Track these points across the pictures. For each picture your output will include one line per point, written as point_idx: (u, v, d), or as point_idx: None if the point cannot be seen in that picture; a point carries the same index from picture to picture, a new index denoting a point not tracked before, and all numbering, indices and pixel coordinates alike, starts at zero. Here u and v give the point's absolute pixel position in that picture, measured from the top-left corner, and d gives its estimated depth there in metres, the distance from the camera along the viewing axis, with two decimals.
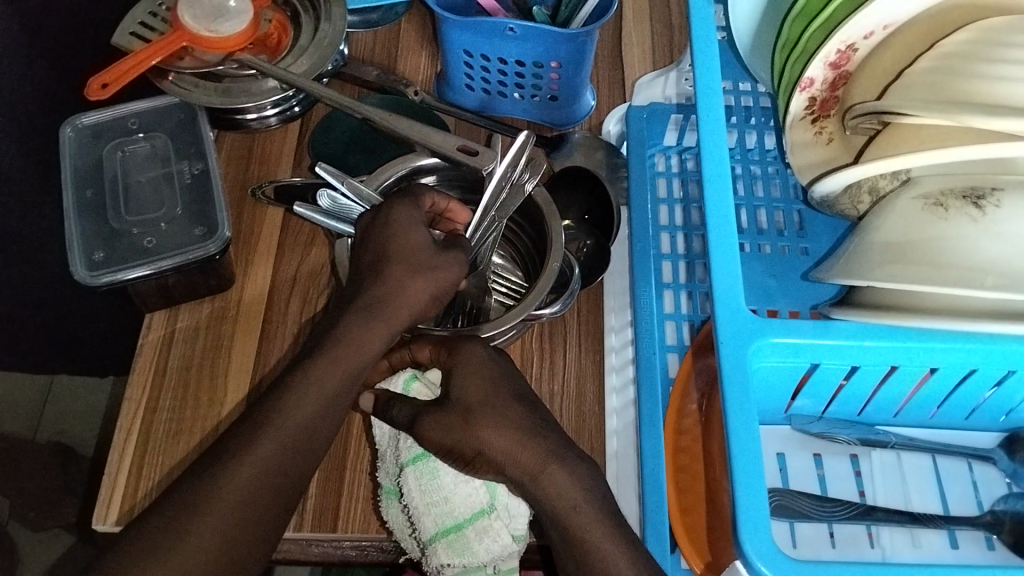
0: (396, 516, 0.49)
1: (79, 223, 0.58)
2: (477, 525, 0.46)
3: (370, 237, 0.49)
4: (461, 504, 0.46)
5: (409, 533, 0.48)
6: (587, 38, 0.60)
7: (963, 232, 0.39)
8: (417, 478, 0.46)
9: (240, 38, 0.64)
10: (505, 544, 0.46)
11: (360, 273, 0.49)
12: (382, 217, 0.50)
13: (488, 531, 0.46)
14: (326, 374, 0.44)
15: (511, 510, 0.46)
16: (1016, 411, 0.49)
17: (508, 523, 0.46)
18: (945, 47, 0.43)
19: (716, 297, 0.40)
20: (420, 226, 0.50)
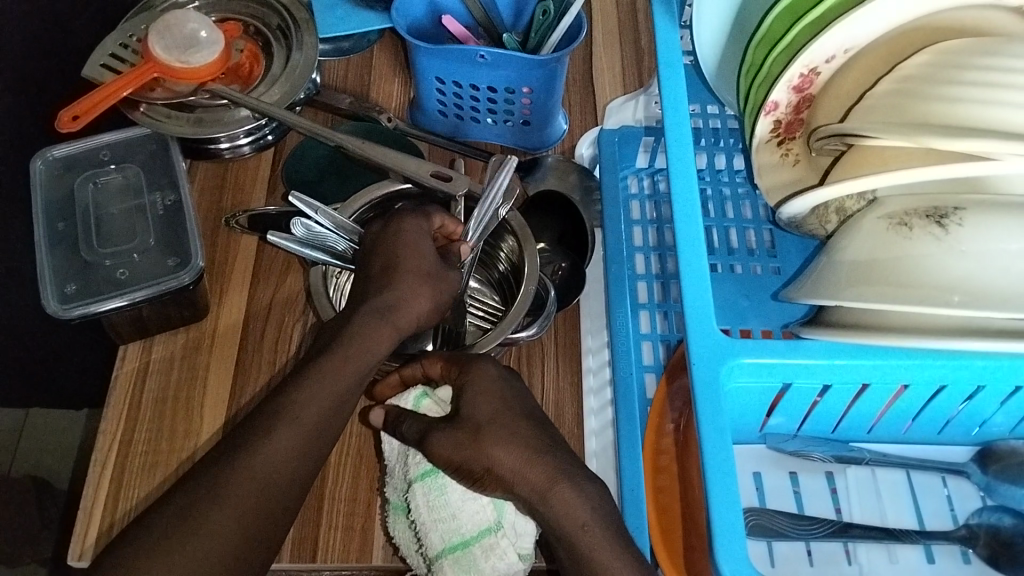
0: (405, 531, 0.48)
1: (51, 256, 0.58)
2: (484, 542, 0.44)
3: (379, 246, 0.51)
4: (466, 523, 0.44)
5: (415, 549, 0.48)
6: (557, 63, 0.61)
7: (927, 251, 0.39)
8: (426, 494, 0.45)
9: (210, 69, 0.64)
10: (511, 560, 0.44)
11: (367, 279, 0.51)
12: (392, 230, 0.52)
13: (495, 549, 0.44)
14: (305, 403, 0.44)
15: (518, 527, 0.45)
16: (988, 425, 0.49)
17: (514, 541, 0.45)
18: (905, 69, 0.44)
19: (688, 319, 0.41)
20: (426, 240, 0.52)
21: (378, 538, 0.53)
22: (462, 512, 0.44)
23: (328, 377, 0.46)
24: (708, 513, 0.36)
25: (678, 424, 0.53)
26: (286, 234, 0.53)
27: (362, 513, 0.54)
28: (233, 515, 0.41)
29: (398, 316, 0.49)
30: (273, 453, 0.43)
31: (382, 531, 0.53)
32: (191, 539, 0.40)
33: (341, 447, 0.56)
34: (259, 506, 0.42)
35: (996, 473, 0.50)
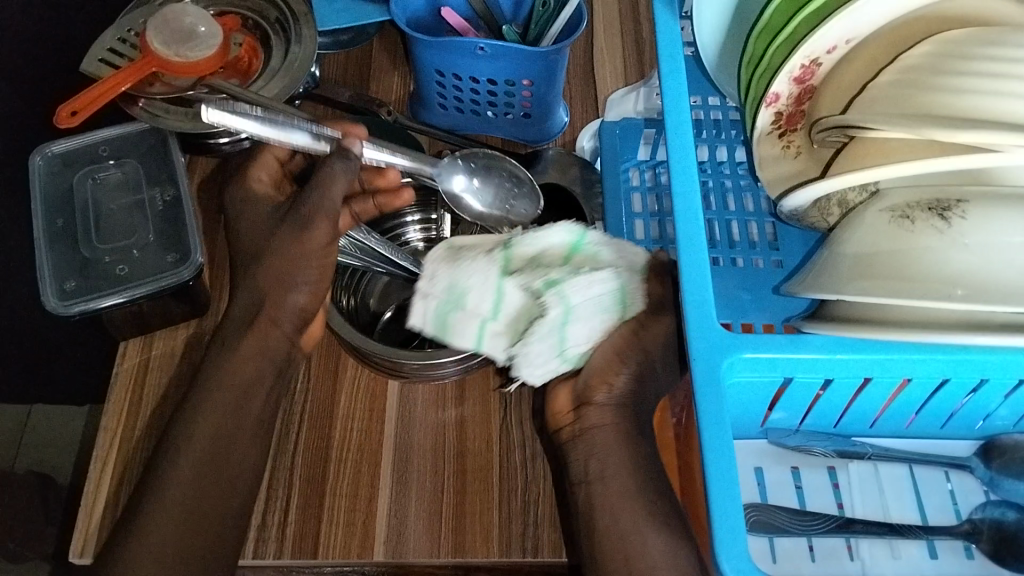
0: (503, 266, 0.45)
1: (50, 253, 0.58)
2: (554, 356, 0.45)
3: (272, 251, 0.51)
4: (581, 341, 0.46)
5: (526, 255, 0.46)
6: (557, 55, 0.60)
7: (930, 244, 0.39)
8: (604, 293, 0.45)
9: (209, 63, 0.63)
10: (536, 375, 0.45)
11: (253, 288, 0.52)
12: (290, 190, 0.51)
13: (537, 344, 0.44)
14: (217, 397, 0.50)
15: (542, 365, 0.45)
16: (992, 418, 0.49)
17: (535, 361, 0.45)
18: (907, 60, 0.43)
19: (687, 312, 0.40)
20: (318, 193, 0.49)
21: (379, 534, 0.53)
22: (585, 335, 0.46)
23: (238, 359, 0.51)
24: (708, 505, 0.36)
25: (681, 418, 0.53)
26: None
27: (363, 509, 0.53)
28: (183, 492, 0.47)
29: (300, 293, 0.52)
30: (206, 436, 0.49)
31: (383, 527, 0.53)
32: (148, 526, 0.46)
33: (342, 444, 0.56)
34: (195, 489, 0.48)
35: (1000, 468, 0.49)
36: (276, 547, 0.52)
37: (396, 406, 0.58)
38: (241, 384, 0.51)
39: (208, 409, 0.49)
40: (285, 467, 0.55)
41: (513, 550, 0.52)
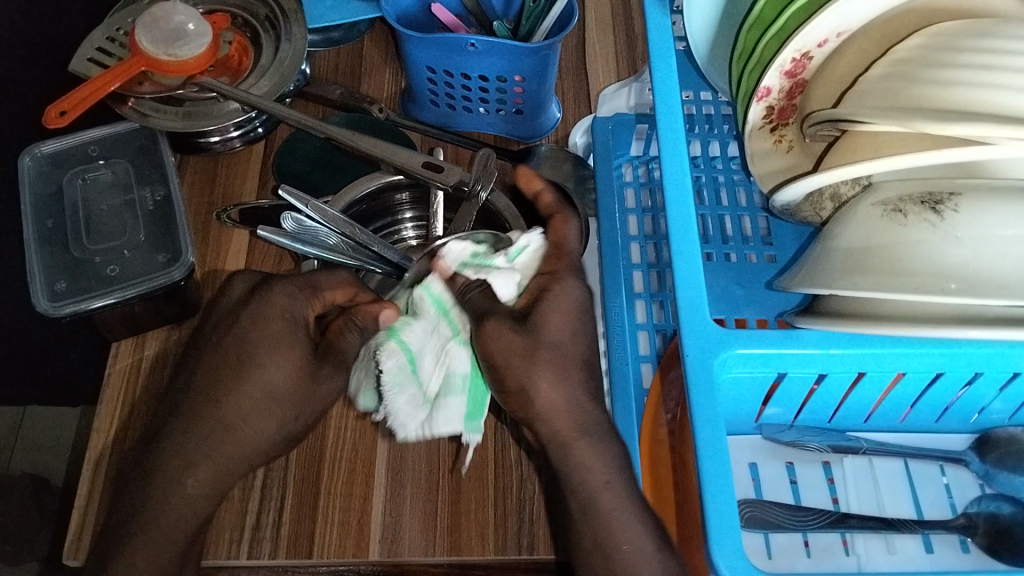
0: (400, 355, 0.47)
1: (40, 254, 0.57)
2: (451, 400, 0.49)
3: (238, 332, 0.46)
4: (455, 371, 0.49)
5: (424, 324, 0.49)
6: (549, 51, 0.59)
7: (923, 238, 0.39)
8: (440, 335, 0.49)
9: (199, 62, 0.63)
10: (451, 424, 0.49)
11: (208, 371, 0.46)
12: (255, 306, 0.46)
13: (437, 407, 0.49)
14: (159, 510, 0.44)
15: (446, 421, 0.49)
16: (988, 410, 0.49)
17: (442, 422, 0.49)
18: (899, 53, 0.43)
19: (681, 308, 0.40)
20: (298, 324, 0.47)
21: (374, 533, 0.52)
22: (465, 362, 0.50)
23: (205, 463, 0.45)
24: (703, 503, 0.36)
25: (676, 413, 0.52)
26: (275, 231, 0.53)
27: (358, 508, 0.53)
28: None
29: (295, 426, 0.47)
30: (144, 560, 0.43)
31: (377, 526, 0.53)
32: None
33: (337, 443, 0.56)
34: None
35: (995, 461, 0.49)
36: (271, 547, 0.52)
37: None
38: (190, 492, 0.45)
39: (149, 522, 0.44)
40: (278, 470, 0.54)
41: (509, 548, 0.52)
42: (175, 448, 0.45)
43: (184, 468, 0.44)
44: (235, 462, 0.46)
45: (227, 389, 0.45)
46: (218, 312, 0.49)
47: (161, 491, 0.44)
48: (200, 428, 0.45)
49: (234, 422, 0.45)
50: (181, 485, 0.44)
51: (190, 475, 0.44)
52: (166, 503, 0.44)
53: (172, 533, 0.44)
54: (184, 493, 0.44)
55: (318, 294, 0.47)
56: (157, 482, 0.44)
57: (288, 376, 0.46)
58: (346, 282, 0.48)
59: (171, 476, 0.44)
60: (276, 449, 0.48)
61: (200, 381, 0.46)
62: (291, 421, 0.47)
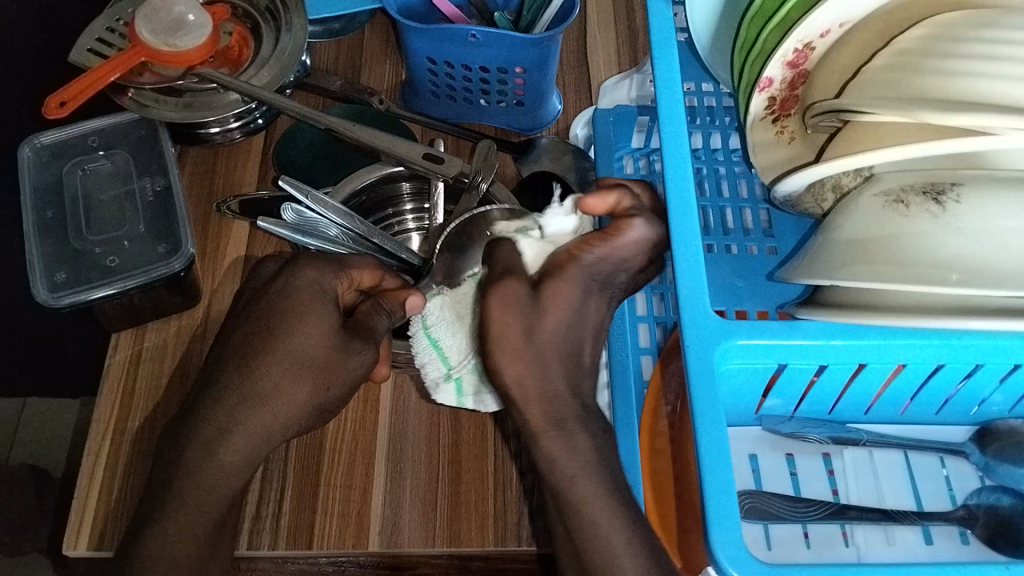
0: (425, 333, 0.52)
1: (40, 245, 0.57)
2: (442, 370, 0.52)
3: (269, 302, 0.46)
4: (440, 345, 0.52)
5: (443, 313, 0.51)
6: (551, 42, 0.59)
7: (924, 229, 0.39)
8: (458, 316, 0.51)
9: (199, 53, 0.63)
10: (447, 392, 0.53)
11: (241, 340, 0.46)
12: (285, 279, 0.47)
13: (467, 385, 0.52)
14: (198, 475, 0.43)
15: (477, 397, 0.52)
16: (988, 402, 0.49)
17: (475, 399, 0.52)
18: (901, 43, 0.43)
19: (682, 300, 0.40)
20: (327, 300, 0.47)
21: (374, 524, 0.52)
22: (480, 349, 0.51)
23: (243, 426, 0.44)
24: (702, 493, 0.36)
25: (676, 403, 0.52)
26: (274, 222, 0.54)
27: (357, 500, 0.53)
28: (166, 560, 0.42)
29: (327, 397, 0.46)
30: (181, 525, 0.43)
31: (377, 517, 0.53)
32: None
33: (336, 435, 0.55)
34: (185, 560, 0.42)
35: (995, 453, 0.49)
36: (270, 538, 0.52)
37: (390, 397, 0.57)
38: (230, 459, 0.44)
39: (190, 486, 0.43)
40: (278, 460, 0.54)
41: (509, 539, 0.52)
42: (211, 415, 0.44)
43: (219, 436, 0.43)
44: (268, 432, 0.45)
45: (259, 355, 0.45)
46: (249, 291, 0.49)
47: (195, 459, 0.43)
48: (232, 396, 0.44)
49: (269, 390, 0.44)
50: (215, 455, 0.43)
51: (224, 443, 0.43)
52: (199, 472, 0.43)
53: (206, 504, 0.44)
54: (219, 463, 0.43)
55: (345, 271, 0.49)
56: (191, 451, 0.43)
57: (318, 344, 0.46)
58: (373, 266, 0.51)
59: (205, 444, 0.43)
60: (308, 422, 0.47)
61: (234, 350, 0.46)
62: (323, 395, 0.46)
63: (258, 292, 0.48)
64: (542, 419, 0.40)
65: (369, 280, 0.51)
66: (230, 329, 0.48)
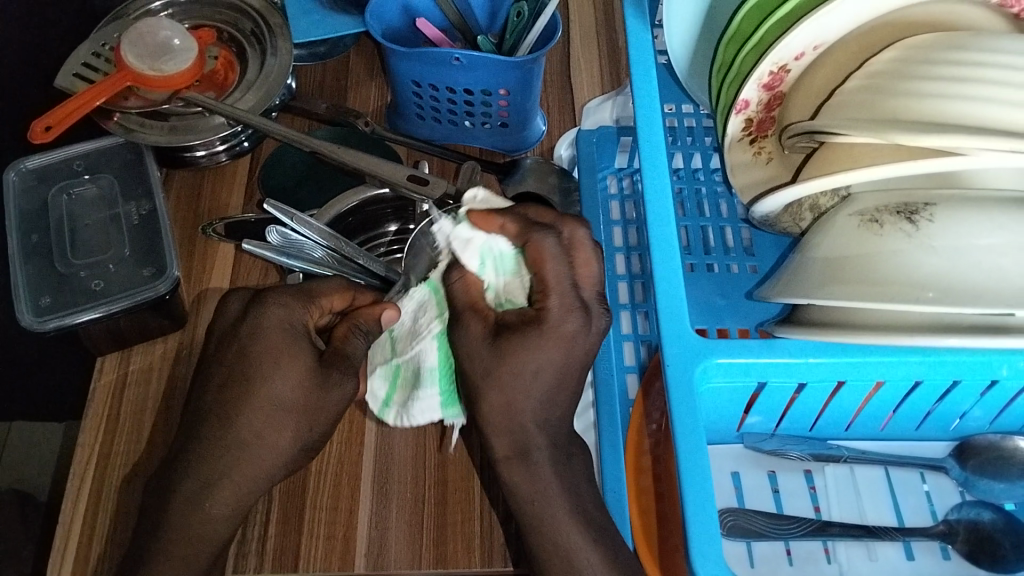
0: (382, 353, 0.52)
1: (25, 270, 0.57)
2: (426, 390, 0.49)
3: (240, 346, 0.47)
4: (427, 364, 0.48)
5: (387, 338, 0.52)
6: (533, 64, 0.60)
7: (898, 248, 0.39)
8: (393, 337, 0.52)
9: (184, 77, 0.63)
10: (428, 414, 0.50)
11: (217, 388, 0.47)
12: (254, 322, 0.47)
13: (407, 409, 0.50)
14: (181, 530, 0.45)
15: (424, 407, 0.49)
16: (966, 418, 0.49)
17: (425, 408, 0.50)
18: (874, 66, 0.43)
19: (662, 320, 0.41)
20: (300, 337, 0.47)
21: (360, 547, 0.52)
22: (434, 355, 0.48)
23: (230, 479, 0.45)
24: (684, 513, 0.36)
25: (661, 425, 0.52)
26: (259, 245, 0.55)
27: (343, 522, 0.53)
28: None
29: (311, 435, 0.47)
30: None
31: (364, 539, 0.53)
32: None
33: (322, 457, 0.55)
34: None
35: (975, 468, 0.50)
36: (255, 561, 0.52)
37: (376, 418, 0.57)
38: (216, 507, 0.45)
39: (176, 543, 0.45)
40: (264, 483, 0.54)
41: (495, 560, 0.52)
42: (197, 469, 0.45)
43: (204, 488, 0.45)
44: (254, 480, 0.46)
45: (238, 406, 0.46)
46: (220, 332, 0.49)
47: (182, 513, 0.45)
48: (213, 449, 0.45)
49: (250, 440, 0.45)
50: (201, 507, 0.45)
51: (209, 496, 0.45)
52: (184, 526, 0.45)
53: (193, 557, 0.45)
54: (207, 516, 0.45)
55: (314, 301, 0.49)
56: (176, 505, 0.45)
57: (295, 389, 0.46)
58: (343, 288, 0.50)
59: (190, 497, 0.45)
60: (293, 463, 0.48)
61: (210, 399, 0.47)
62: (305, 434, 0.47)
63: (230, 334, 0.48)
64: (507, 447, 0.43)
65: (341, 303, 0.50)
66: (207, 372, 0.48)
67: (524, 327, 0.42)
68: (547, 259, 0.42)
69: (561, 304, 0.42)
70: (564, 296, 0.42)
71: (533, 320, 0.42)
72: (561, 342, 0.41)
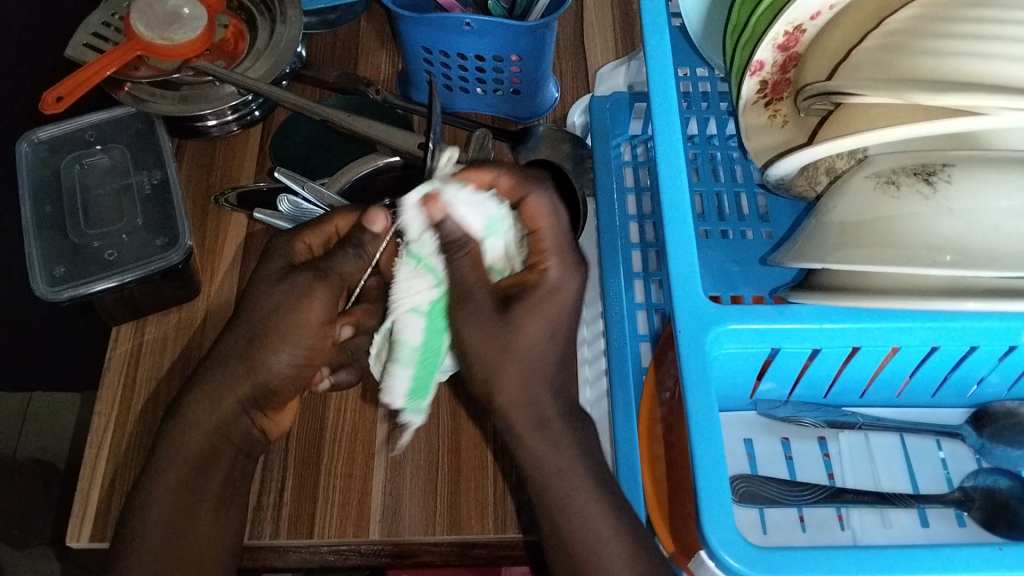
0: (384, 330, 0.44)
1: (39, 240, 0.57)
2: (400, 368, 0.42)
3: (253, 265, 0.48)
4: (406, 340, 0.41)
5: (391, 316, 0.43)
6: (545, 29, 0.59)
7: (915, 210, 0.38)
8: (399, 296, 0.41)
9: (193, 46, 0.62)
10: (393, 398, 0.43)
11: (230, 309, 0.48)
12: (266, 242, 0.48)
13: (385, 386, 0.42)
14: (175, 448, 0.46)
15: (393, 383, 0.42)
16: (983, 385, 0.49)
17: (395, 389, 0.42)
18: (891, 24, 0.42)
19: (675, 284, 0.40)
20: (292, 253, 0.46)
21: (375, 513, 0.53)
22: (420, 327, 0.41)
23: (207, 390, 0.46)
24: (695, 482, 0.36)
25: (675, 393, 0.51)
26: (268, 212, 0.56)
27: (358, 489, 0.53)
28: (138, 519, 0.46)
29: (280, 357, 0.45)
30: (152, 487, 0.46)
31: (378, 506, 0.53)
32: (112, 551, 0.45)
33: (336, 425, 0.56)
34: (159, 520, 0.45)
35: (991, 435, 0.49)
36: (271, 527, 0.52)
37: None
38: (208, 426, 0.46)
39: (168, 457, 0.46)
40: (279, 449, 0.54)
41: (508, 526, 0.52)
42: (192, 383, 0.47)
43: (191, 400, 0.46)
44: (232, 388, 0.46)
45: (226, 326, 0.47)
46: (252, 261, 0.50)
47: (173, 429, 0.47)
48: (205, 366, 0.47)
49: (227, 351, 0.45)
50: (186, 417, 0.46)
51: (191, 405, 0.46)
52: (173, 439, 0.46)
53: (184, 467, 0.46)
54: (187, 422, 0.46)
55: (321, 226, 0.48)
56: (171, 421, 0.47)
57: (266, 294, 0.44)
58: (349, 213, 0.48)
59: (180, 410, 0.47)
60: (284, 374, 0.46)
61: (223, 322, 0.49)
62: (276, 342, 0.44)
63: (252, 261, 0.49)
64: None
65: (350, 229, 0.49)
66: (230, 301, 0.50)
67: (526, 293, 0.38)
68: (540, 212, 0.40)
69: (562, 268, 0.39)
70: (565, 260, 0.40)
71: (535, 283, 0.39)
72: (564, 300, 0.38)
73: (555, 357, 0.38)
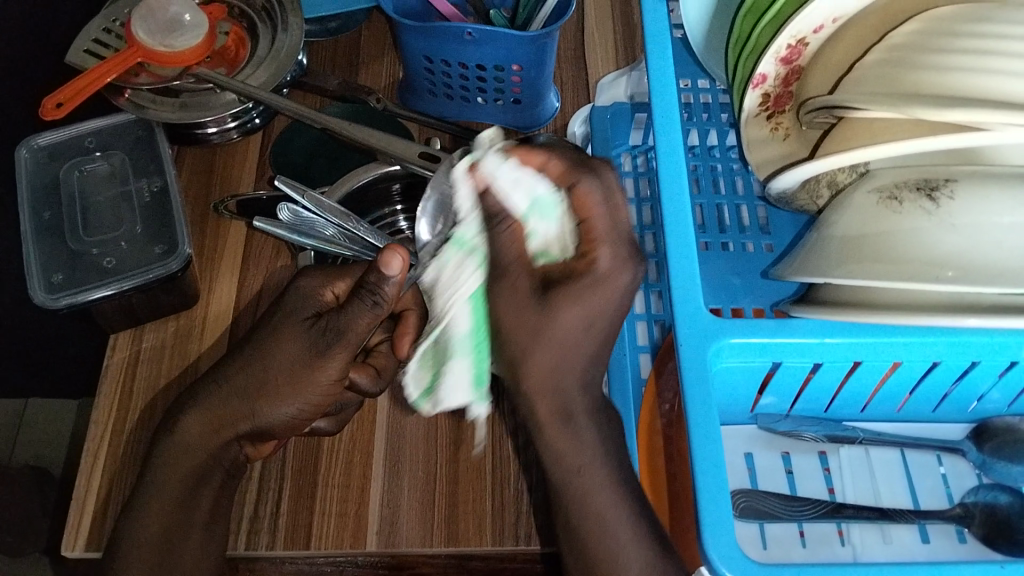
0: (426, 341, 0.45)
1: (37, 247, 0.57)
2: (458, 363, 0.44)
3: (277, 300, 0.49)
4: (459, 333, 0.43)
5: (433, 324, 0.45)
6: (547, 39, 0.59)
7: (917, 226, 0.38)
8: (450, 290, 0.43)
9: (194, 53, 0.62)
10: (458, 396, 0.45)
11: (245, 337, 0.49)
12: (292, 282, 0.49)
13: (449, 388, 0.45)
14: (169, 469, 0.47)
15: (457, 382, 0.44)
16: (984, 399, 0.49)
17: (458, 385, 0.45)
18: (894, 38, 0.42)
19: (675, 298, 0.40)
20: (314, 300, 0.47)
21: (372, 524, 0.52)
22: (469, 319, 0.43)
23: (204, 415, 0.47)
24: (696, 496, 0.35)
25: (674, 405, 0.51)
26: (271, 222, 0.53)
27: (355, 500, 0.53)
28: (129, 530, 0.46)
29: (290, 407, 0.47)
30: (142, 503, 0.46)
31: (376, 517, 0.52)
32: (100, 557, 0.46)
33: (333, 435, 0.55)
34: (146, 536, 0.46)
35: (992, 450, 0.49)
36: (267, 538, 0.52)
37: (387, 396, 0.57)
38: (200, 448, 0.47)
39: (161, 472, 0.47)
40: (276, 460, 0.54)
41: (506, 539, 0.51)
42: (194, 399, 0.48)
43: (189, 417, 0.47)
44: (230, 417, 0.47)
45: (241, 355, 0.47)
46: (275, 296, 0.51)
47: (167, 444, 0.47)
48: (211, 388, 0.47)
49: (235, 384, 0.47)
50: (181, 432, 0.47)
51: (186, 419, 0.47)
52: (166, 455, 0.47)
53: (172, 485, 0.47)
54: (180, 435, 0.47)
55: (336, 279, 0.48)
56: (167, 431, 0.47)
57: (293, 347, 0.46)
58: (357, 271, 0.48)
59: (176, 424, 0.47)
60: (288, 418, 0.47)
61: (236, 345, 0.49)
62: (297, 396, 0.46)
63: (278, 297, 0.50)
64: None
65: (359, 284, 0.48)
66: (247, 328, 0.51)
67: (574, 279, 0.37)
68: (591, 200, 0.39)
69: (612, 256, 0.38)
70: (616, 247, 0.38)
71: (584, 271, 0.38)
72: (613, 293, 0.37)
73: (589, 350, 0.38)
